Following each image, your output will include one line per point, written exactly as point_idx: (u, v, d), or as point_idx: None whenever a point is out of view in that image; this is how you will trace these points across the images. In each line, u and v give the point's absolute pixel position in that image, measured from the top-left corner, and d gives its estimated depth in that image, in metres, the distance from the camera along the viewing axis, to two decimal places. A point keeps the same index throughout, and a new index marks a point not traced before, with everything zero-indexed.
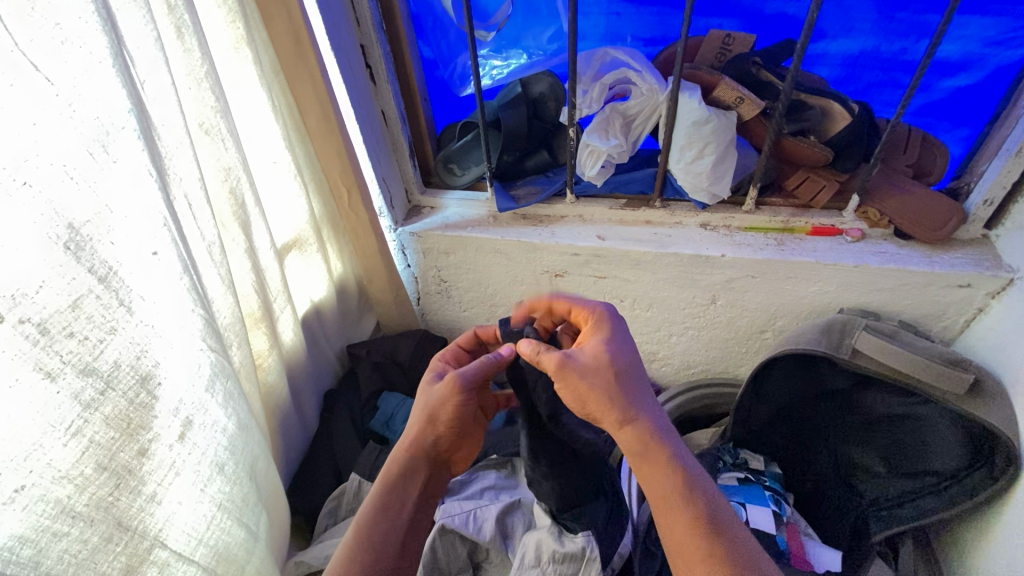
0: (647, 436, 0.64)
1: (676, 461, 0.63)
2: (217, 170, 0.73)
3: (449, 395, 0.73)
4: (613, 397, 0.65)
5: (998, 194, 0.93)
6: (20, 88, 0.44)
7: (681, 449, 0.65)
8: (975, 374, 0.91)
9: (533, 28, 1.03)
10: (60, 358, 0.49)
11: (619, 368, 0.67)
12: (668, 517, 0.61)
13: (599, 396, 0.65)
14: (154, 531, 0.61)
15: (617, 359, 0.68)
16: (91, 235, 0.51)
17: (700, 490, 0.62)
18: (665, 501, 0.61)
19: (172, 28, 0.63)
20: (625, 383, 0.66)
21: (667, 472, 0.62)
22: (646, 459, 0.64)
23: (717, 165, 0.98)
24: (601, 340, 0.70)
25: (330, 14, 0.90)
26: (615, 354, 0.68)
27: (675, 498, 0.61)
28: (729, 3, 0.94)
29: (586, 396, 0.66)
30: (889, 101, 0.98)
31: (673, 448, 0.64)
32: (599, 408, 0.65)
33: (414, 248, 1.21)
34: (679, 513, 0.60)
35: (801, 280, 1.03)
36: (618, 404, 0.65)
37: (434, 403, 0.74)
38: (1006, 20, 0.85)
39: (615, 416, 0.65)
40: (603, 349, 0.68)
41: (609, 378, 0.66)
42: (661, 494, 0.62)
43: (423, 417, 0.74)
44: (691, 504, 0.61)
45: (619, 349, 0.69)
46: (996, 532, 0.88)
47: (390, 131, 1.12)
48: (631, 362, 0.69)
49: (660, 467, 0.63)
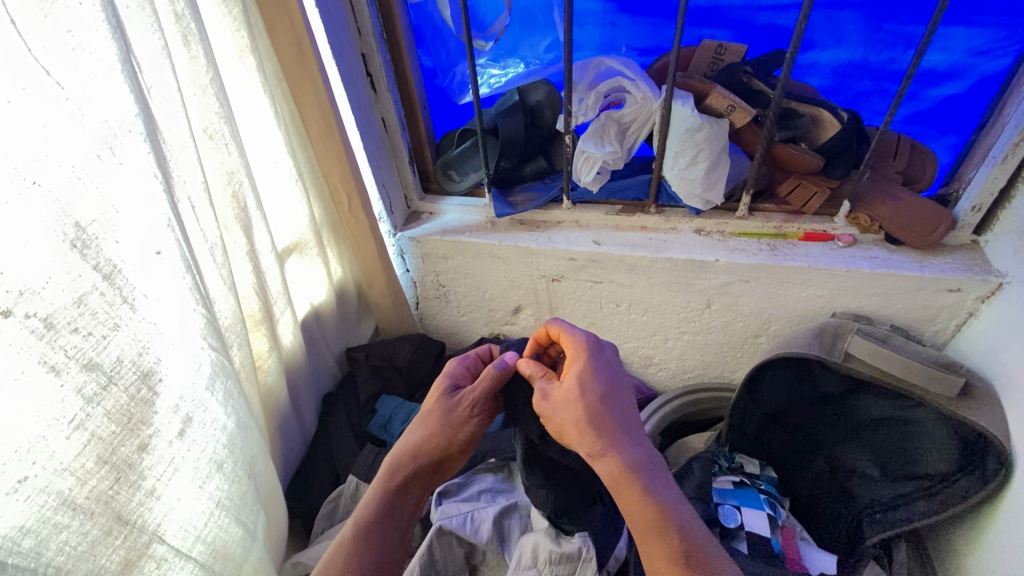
0: (618, 469, 0.65)
1: (650, 494, 0.63)
2: (220, 174, 0.75)
3: (473, 417, 0.76)
4: (585, 428, 0.67)
5: (986, 200, 0.95)
6: (32, 92, 0.46)
7: (657, 480, 0.65)
8: (966, 377, 0.92)
9: (531, 38, 1.05)
10: (64, 353, 0.50)
11: (593, 398, 0.69)
12: (644, 544, 0.62)
13: (574, 428, 0.68)
14: (152, 526, 0.62)
15: (592, 391, 0.70)
16: (96, 234, 0.53)
17: (676, 522, 0.62)
18: (642, 532, 0.62)
19: (179, 36, 0.65)
20: (601, 412, 0.68)
21: (639, 501, 0.63)
22: (621, 491, 0.64)
23: (710, 172, 1.00)
24: (578, 370, 0.72)
25: (332, 24, 0.93)
26: (589, 384, 0.71)
27: (649, 526, 0.62)
28: (721, 14, 0.96)
29: (565, 430, 0.69)
30: (878, 110, 1.00)
31: (646, 477, 0.65)
32: (575, 440, 0.68)
33: (413, 253, 1.23)
34: (654, 545, 0.61)
35: (794, 285, 1.05)
36: (590, 434, 0.67)
37: (457, 420, 0.76)
38: (990, 31, 0.87)
39: (590, 447, 0.67)
40: (578, 379, 0.71)
41: (580, 410, 0.68)
42: (636, 522, 0.63)
43: (439, 430, 0.75)
44: (665, 536, 0.60)
45: (595, 381, 0.71)
46: (989, 534, 0.88)
47: (390, 138, 1.15)
48: (606, 393, 0.70)
49: (636, 499, 0.63)
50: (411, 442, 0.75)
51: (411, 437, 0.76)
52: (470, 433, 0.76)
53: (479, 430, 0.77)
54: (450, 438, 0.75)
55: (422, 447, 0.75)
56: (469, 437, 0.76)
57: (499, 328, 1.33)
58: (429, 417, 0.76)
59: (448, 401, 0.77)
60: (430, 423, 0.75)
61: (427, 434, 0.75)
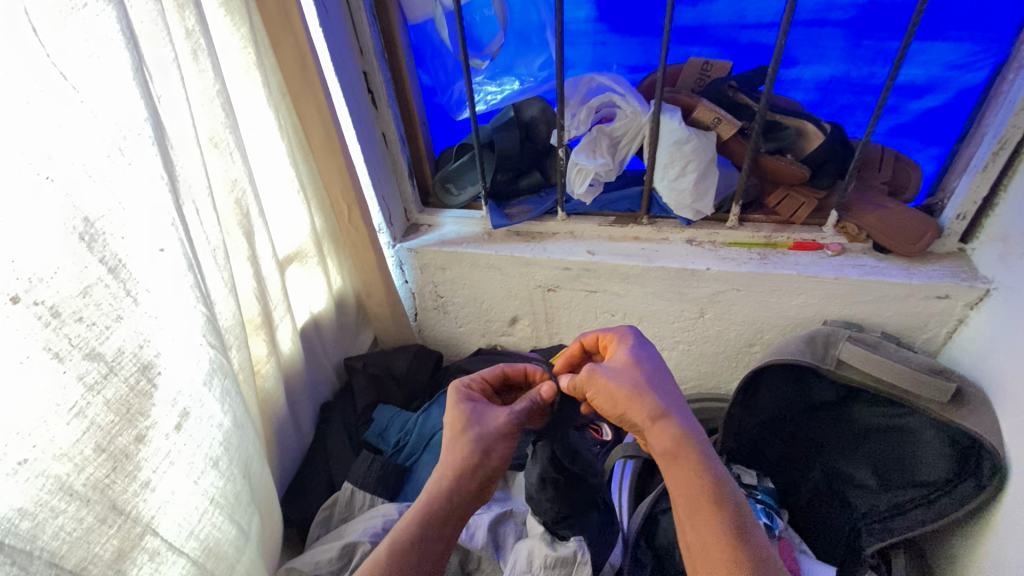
0: (679, 436, 0.66)
1: (706, 462, 0.65)
2: (224, 181, 0.78)
3: (507, 434, 0.74)
4: (642, 393, 0.69)
5: (970, 208, 0.97)
6: (49, 94, 0.50)
7: (711, 451, 0.66)
8: (958, 383, 0.92)
9: (525, 56, 1.10)
10: (68, 340, 0.53)
11: (646, 372, 0.72)
12: (698, 517, 0.62)
13: (630, 394, 0.69)
14: (146, 518, 0.63)
15: (645, 365, 0.73)
16: (104, 229, 0.55)
17: (728, 492, 0.63)
18: (692, 498, 0.63)
19: (189, 51, 0.69)
20: (656, 386, 0.71)
21: (698, 472, 0.64)
22: (677, 459, 0.65)
23: (699, 182, 1.03)
24: (628, 349, 0.76)
25: (335, 44, 0.98)
26: (641, 361, 0.74)
27: (706, 497, 0.62)
28: (705, 33, 1.01)
29: (618, 397, 0.70)
30: (860, 123, 1.03)
31: (705, 450, 0.66)
32: (630, 405, 0.69)
33: (411, 264, 1.26)
34: (705, 512, 0.62)
35: (785, 292, 1.06)
36: (647, 400, 0.68)
37: (491, 438, 0.73)
38: (966, 45, 0.91)
39: (647, 411, 0.68)
40: (629, 356, 0.75)
41: (636, 378, 0.71)
42: (692, 492, 0.63)
43: (476, 449, 0.71)
44: (718, 503, 0.62)
45: (645, 359, 0.75)
46: (989, 541, 0.87)
47: (390, 153, 1.19)
48: (655, 370, 0.73)
49: (691, 464, 0.64)
50: (448, 464, 0.71)
51: (444, 459, 0.72)
52: (504, 451, 0.73)
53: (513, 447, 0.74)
54: (488, 457, 0.72)
55: (460, 466, 0.70)
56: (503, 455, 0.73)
57: (496, 338, 1.35)
58: (462, 436, 0.73)
59: (479, 419, 0.74)
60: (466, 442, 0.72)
61: (462, 454, 0.71)
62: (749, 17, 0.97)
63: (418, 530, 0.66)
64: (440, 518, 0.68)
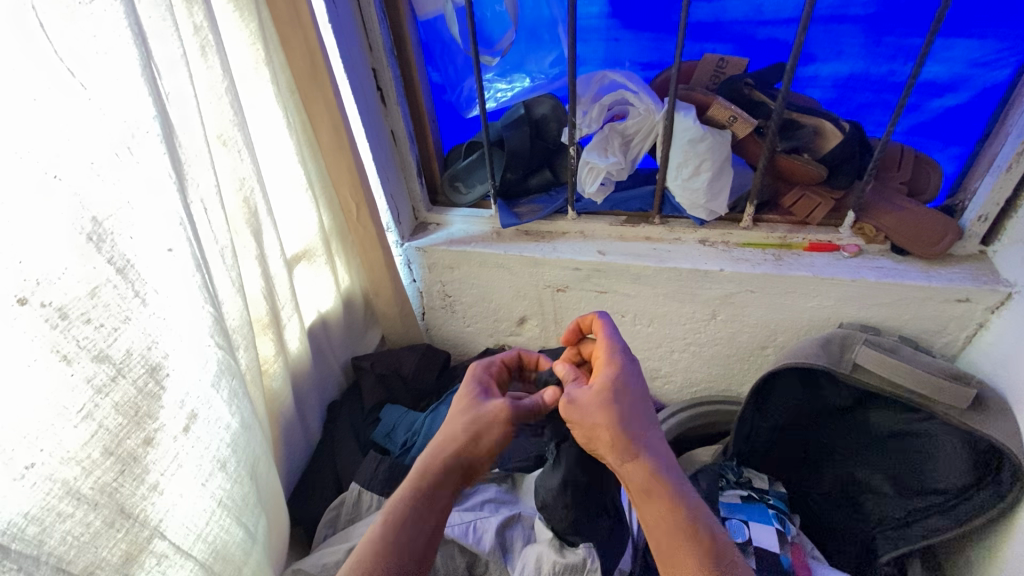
0: (651, 474, 0.63)
1: (681, 501, 0.62)
2: (232, 179, 0.77)
3: (503, 419, 0.70)
4: (617, 434, 0.64)
5: (993, 210, 0.94)
6: (56, 90, 0.49)
7: (686, 486, 0.64)
8: (978, 389, 0.90)
9: (537, 53, 1.08)
10: (76, 343, 0.52)
11: (622, 405, 0.66)
12: (673, 556, 0.60)
13: (605, 434, 0.65)
14: (154, 521, 0.62)
15: (625, 397, 0.67)
16: (112, 229, 0.55)
17: (704, 531, 0.61)
18: (668, 540, 0.61)
19: (198, 47, 0.68)
20: (631, 421, 0.66)
21: (671, 509, 0.62)
22: (649, 497, 0.63)
23: (713, 182, 1.01)
24: (610, 375, 0.69)
25: (344, 40, 0.97)
26: (621, 391, 0.67)
27: (680, 535, 0.60)
28: (721, 29, 0.99)
29: (593, 436, 0.66)
30: (880, 122, 1.01)
31: (677, 485, 0.63)
32: (605, 445, 0.65)
33: (419, 262, 1.25)
34: (682, 556, 0.59)
35: (800, 295, 1.04)
36: (621, 442, 0.64)
37: (484, 420, 0.70)
38: (990, 42, 0.88)
39: (619, 452, 0.64)
40: (610, 384, 0.68)
41: (613, 415, 0.65)
42: (665, 531, 0.61)
43: (469, 431, 0.69)
44: (695, 544, 0.60)
45: (626, 386, 0.68)
46: (1009, 550, 0.85)
47: (399, 151, 1.18)
48: (633, 401, 0.68)
49: (665, 505, 0.62)
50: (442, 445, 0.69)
51: (439, 439, 0.70)
52: (497, 435, 0.69)
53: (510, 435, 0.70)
54: (479, 441, 0.69)
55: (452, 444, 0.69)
56: (496, 440, 0.69)
57: (504, 339, 1.33)
58: (461, 417, 0.71)
59: (480, 404, 0.73)
60: (461, 420, 0.70)
61: (455, 432, 0.69)
62: (766, 13, 0.95)
63: (406, 510, 0.65)
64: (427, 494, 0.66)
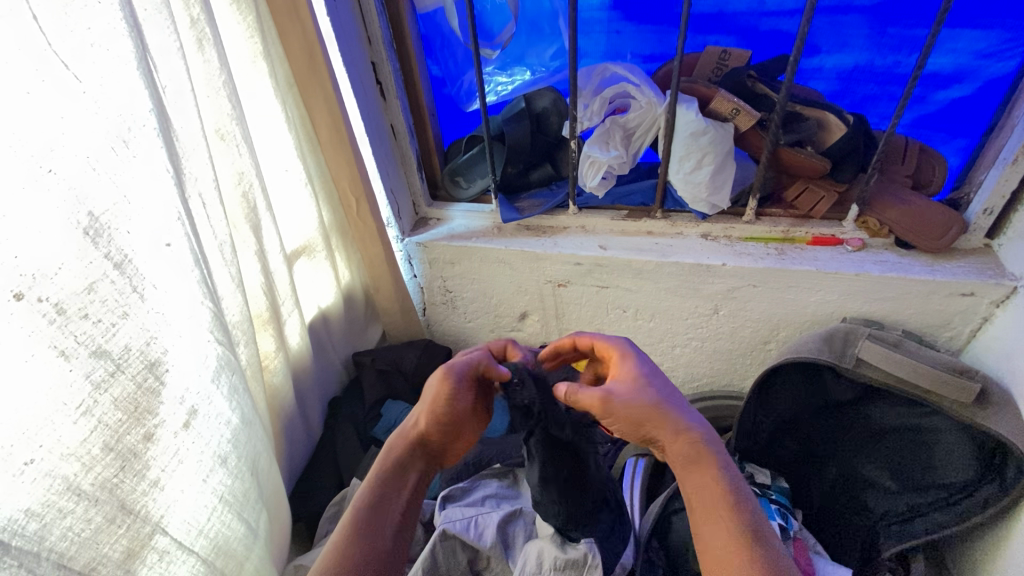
0: (697, 443, 0.64)
1: (724, 470, 0.62)
2: (231, 174, 0.77)
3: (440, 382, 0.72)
4: (662, 411, 0.65)
5: (998, 203, 0.94)
6: (50, 83, 0.48)
7: (728, 458, 0.64)
8: (982, 383, 0.90)
9: (537, 45, 1.07)
10: (74, 338, 0.51)
11: (659, 389, 0.68)
12: (714, 523, 0.59)
13: (651, 416, 0.65)
14: (155, 517, 0.62)
15: (658, 382, 0.69)
16: (109, 224, 0.54)
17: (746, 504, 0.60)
18: (710, 507, 0.60)
19: (194, 40, 0.67)
20: (671, 401, 0.67)
21: (715, 478, 0.61)
22: (694, 465, 0.63)
23: (716, 175, 1.00)
24: (634, 365, 0.71)
25: (342, 33, 0.96)
26: (650, 377, 0.69)
27: (723, 502, 0.60)
28: (724, 21, 0.97)
29: (639, 416, 0.65)
30: (884, 114, 1.00)
31: (722, 457, 0.64)
32: (651, 424, 0.65)
33: (420, 258, 1.24)
34: (726, 521, 0.58)
35: (803, 289, 1.03)
36: (667, 417, 0.65)
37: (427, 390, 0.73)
38: (996, 33, 0.87)
39: (667, 428, 0.65)
40: (641, 372, 0.69)
41: (655, 395, 0.66)
42: (708, 497, 0.61)
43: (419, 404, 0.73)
44: (737, 510, 0.59)
45: (652, 373, 0.70)
46: (1014, 545, 0.85)
47: (399, 145, 1.17)
48: (664, 383, 0.69)
49: (709, 473, 0.62)
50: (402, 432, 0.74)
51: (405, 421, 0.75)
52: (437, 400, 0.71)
53: (450, 395, 0.71)
54: (427, 420, 0.72)
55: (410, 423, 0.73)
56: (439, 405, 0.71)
57: (505, 334, 1.33)
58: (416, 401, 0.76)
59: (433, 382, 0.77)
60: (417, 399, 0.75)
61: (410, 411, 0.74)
62: (770, 4, 0.94)
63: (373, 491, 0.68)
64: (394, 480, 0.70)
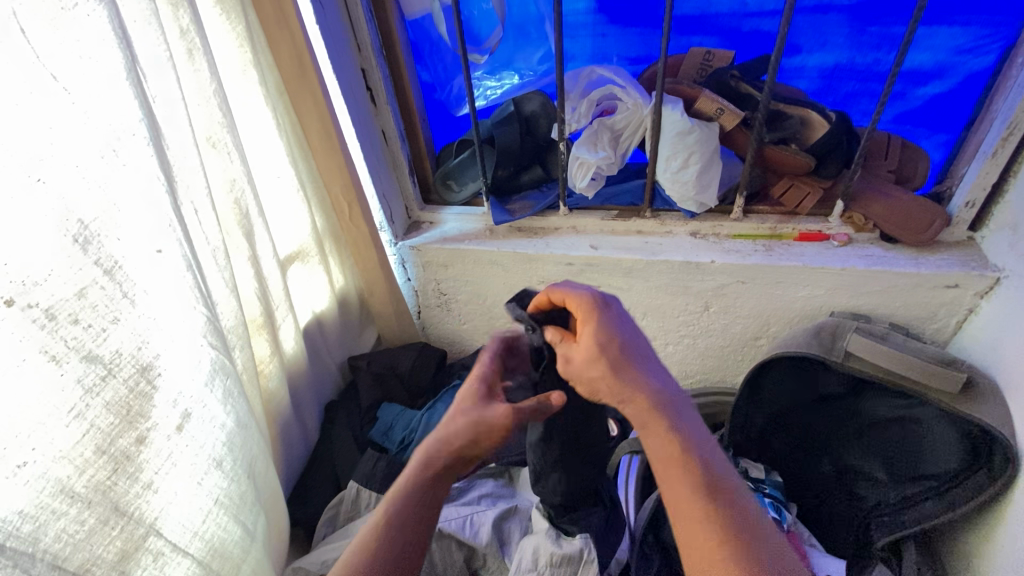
0: (647, 406, 0.59)
1: (676, 428, 0.58)
2: (223, 181, 0.78)
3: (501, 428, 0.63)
4: (613, 381, 0.61)
5: (980, 195, 0.95)
6: (39, 94, 0.49)
7: (682, 415, 0.60)
8: (968, 373, 0.91)
9: (524, 49, 1.09)
10: (65, 343, 0.52)
11: (616, 356, 0.62)
12: (668, 483, 0.56)
13: (602, 385, 0.62)
14: (149, 520, 0.63)
15: (615, 350, 0.63)
16: (99, 231, 0.55)
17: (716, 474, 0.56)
18: (665, 468, 0.56)
19: (184, 50, 0.69)
20: (628, 367, 0.62)
21: (667, 438, 0.57)
22: (645, 427, 0.59)
23: (702, 174, 1.01)
24: (593, 332, 0.64)
25: (331, 40, 0.97)
26: (609, 344, 0.63)
27: (676, 462, 0.56)
28: (707, 22, 0.99)
29: (592, 384, 0.64)
30: (867, 111, 1.02)
31: (676, 415, 0.59)
32: (605, 392, 0.63)
33: (413, 262, 1.25)
34: (678, 481, 0.55)
35: (791, 284, 1.05)
36: (619, 385, 0.61)
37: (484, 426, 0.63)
38: (973, 29, 0.89)
39: (620, 396, 0.61)
40: (597, 342, 0.63)
41: (605, 368, 0.62)
42: (662, 459, 0.57)
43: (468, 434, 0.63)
44: (688, 469, 0.56)
45: (614, 339, 0.64)
46: (1001, 532, 0.87)
47: (390, 150, 1.18)
48: (628, 350, 0.63)
49: (660, 434, 0.58)
50: (436, 444, 0.64)
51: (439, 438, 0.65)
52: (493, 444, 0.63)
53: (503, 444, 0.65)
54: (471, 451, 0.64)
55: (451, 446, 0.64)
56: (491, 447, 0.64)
57: None
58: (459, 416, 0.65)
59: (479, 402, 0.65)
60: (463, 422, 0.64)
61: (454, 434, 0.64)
62: (752, 5, 0.95)
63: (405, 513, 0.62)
64: (428, 502, 0.63)
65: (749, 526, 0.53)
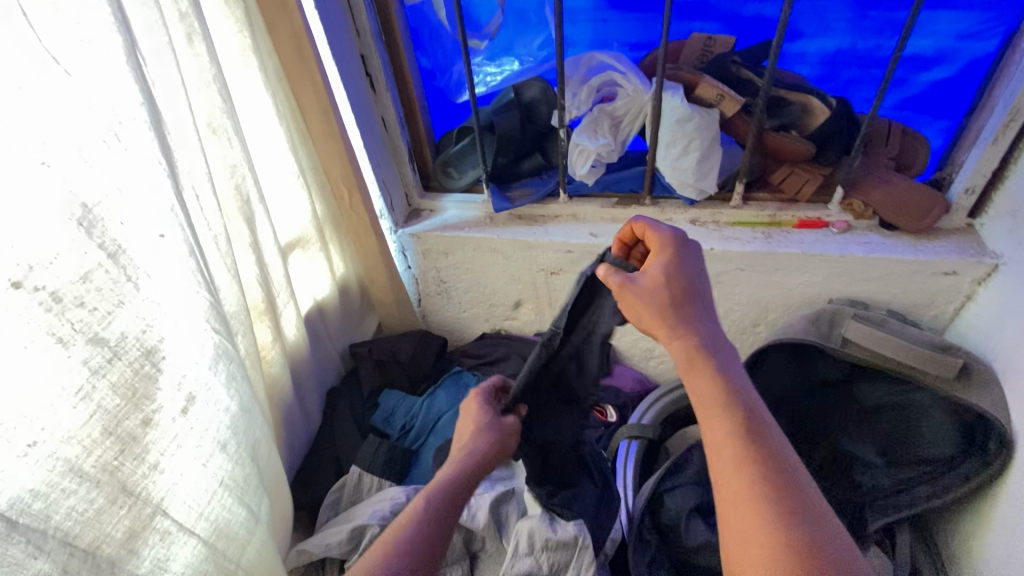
0: (695, 346, 0.59)
1: (721, 371, 0.58)
2: (224, 167, 0.78)
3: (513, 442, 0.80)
4: (670, 312, 0.61)
5: (979, 182, 0.95)
6: (40, 78, 0.49)
7: (728, 359, 0.60)
8: (964, 359, 0.92)
9: (524, 36, 1.09)
10: (71, 325, 0.53)
11: (678, 292, 0.61)
12: (708, 424, 0.57)
13: (656, 314, 0.61)
14: (156, 500, 0.64)
15: (680, 287, 0.62)
16: (102, 215, 0.56)
17: (771, 441, 0.55)
18: (706, 409, 0.57)
19: (184, 34, 0.69)
20: (686, 305, 0.61)
21: (711, 379, 0.58)
22: (690, 366, 0.59)
23: (702, 161, 1.02)
24: (663, 265, 0.63)
25: (330, 25, 0.97)
26: (676, 277, 0.62)
27: (717, 403, 0.57)
28: (708, 7, 0.99)
29: (643, 313, 0.62)
30: (868, 98, 1.01)
31: (721, 358, 0.59)
32: (656, 321, 0.61)
33: (414, 249, 1.25)
34: (717, 424, 0.56)
35: (789, 271, 1.05)
36: (674, 317, 0.60)
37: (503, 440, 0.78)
38: (976, 14, 0.88)
39: (671, 329, 0.60)
40: (663, 275, 0.62)
41: (665, 299, 0.61)
42: (703, 401, 0.58)
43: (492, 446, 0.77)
44: (729, 411, 0.56)
45: (682, 275, 0.62)
46: (995, 514, 0.89)
47: (390, 137, 1.18)
48: (691, 288, 0.62)
49: (705, 374, 0.58)
50: (465, 457, 0.75)
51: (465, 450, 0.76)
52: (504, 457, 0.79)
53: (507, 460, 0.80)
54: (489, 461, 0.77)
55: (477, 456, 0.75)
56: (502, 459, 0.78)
57: (499, 323, 1.35)
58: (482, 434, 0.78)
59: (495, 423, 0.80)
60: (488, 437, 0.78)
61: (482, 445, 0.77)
62: None
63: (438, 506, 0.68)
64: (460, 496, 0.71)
65: (784, 468, 0.53)
